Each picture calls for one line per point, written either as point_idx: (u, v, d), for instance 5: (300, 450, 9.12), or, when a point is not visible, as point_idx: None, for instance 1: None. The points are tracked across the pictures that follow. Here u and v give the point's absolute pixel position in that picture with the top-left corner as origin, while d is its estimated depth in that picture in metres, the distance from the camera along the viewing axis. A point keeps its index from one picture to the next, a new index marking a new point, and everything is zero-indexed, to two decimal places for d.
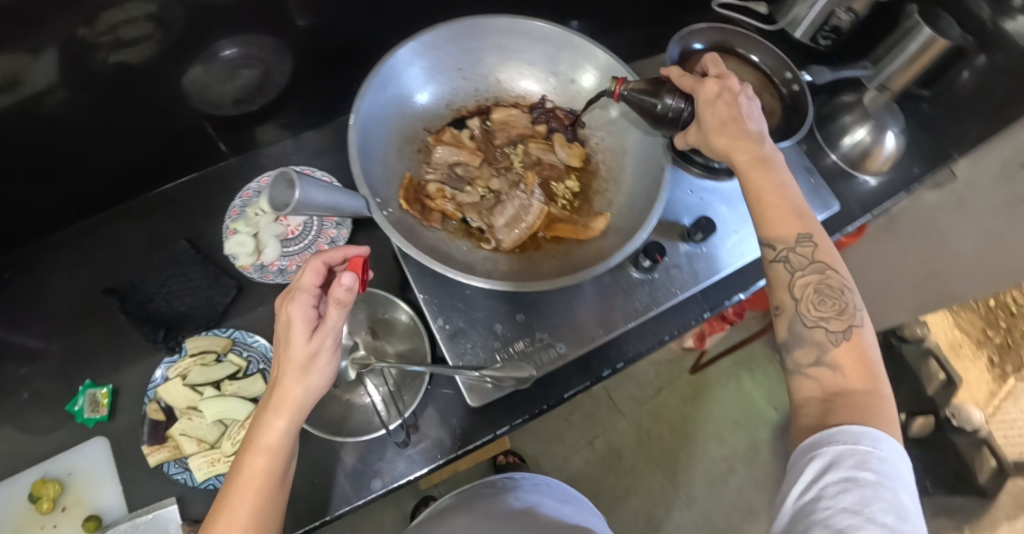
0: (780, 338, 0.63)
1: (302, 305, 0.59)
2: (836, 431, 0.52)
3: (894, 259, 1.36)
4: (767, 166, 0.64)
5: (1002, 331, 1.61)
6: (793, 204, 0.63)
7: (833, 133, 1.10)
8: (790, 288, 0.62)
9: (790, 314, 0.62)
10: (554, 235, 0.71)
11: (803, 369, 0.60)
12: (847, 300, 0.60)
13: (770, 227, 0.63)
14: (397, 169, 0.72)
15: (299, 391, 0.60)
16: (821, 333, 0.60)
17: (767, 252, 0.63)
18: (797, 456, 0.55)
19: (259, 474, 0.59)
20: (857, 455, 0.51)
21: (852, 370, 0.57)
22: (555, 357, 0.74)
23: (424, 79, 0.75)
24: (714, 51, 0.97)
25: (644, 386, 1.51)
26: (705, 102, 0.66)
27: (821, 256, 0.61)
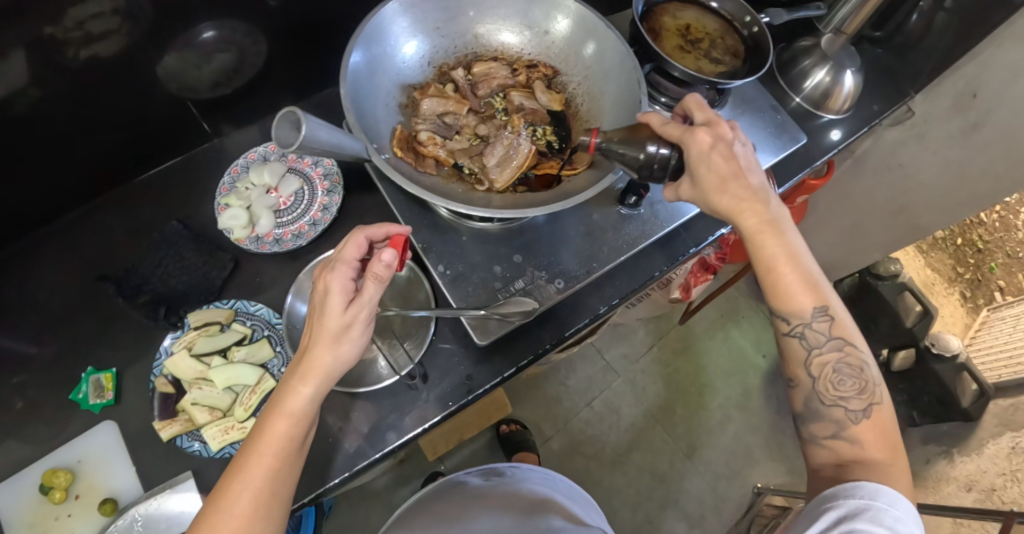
0: (797, 409, 0.67)
1: (342, 275, 0.62)
2: (854, 486, 0.57)
3: (862, 199, 1.42)
4: (778, 235, 0.66)
5: (972, 268, 1.83)
6: (807, 278, 0.66)
7: (796, 78, 1.15)
8: (805, 364, 0.66)
9: (806, 389, 0.66)
10: (543, 173, 0.75)
11: (819, 438, 0.65)
12: (866, 378, 0.64)
13: (788, 302, 0.66)
14: (387, 123, 0.74)
15: (328, 360, 0.62)
16: (840, 411, 0.64)
17: (782, 326, 0.66)
18: (813, 506, 0.59)
19: (279, 438, 0.60)
20: (871, 510, 0.55)
21: (871, 442, 0.61)
22: (554, 292, 0.76)
23: (407, 37, 0.77)
24: (675, 1, 1.01)
25: (636, 346, 1.55)
26: (699, 157, 0.65)
27: (838, 331, 0.65)
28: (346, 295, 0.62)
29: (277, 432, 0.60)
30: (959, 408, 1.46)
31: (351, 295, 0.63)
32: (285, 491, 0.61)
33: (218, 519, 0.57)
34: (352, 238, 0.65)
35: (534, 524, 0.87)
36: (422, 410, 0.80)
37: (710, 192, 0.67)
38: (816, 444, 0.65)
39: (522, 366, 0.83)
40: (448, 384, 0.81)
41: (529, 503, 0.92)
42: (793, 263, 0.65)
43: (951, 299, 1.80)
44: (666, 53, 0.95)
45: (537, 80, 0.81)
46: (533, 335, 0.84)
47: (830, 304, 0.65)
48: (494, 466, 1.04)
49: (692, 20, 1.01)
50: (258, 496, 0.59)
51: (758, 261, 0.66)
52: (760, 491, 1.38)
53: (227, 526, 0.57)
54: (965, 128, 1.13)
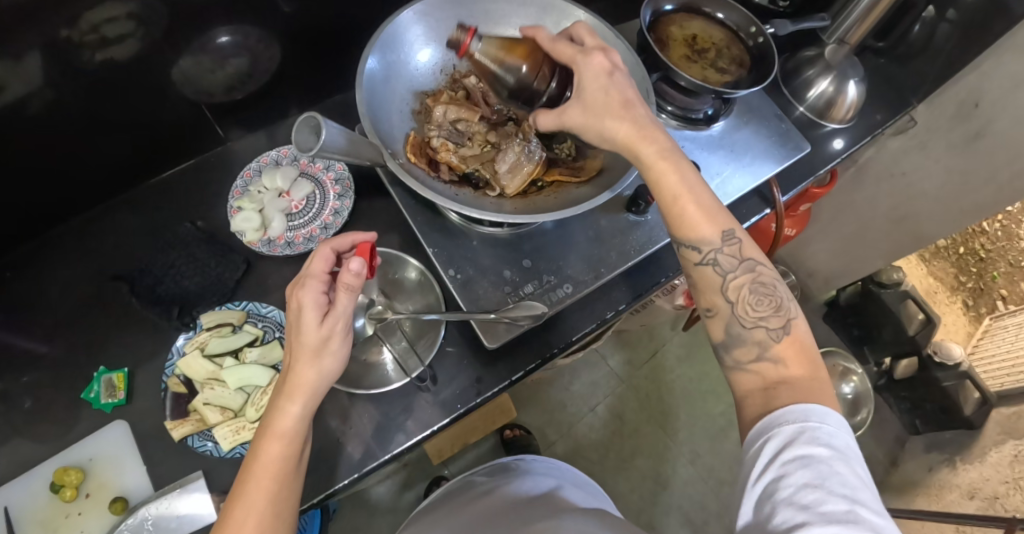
0: (719, 339, 0.66)
1: (313, 291, 0.64)
2: (786, 412, 0.56)
3: (866, 207, 1.43)
4: (673, 163, 0.66)
5: (974, 276, 1.84)
6: (706, 204, 0.66)
7: (799, 88, 1.17)
8: (723, 291, 0.65)
9: (726, 316, 0.65)
10: (553, 181, 0.75)
11: (744, 364, 0.63)
12: (780, 296, 0.64)
13: (691, 231, 0.66)
14: (400, 129, 0.76)
15: (312, 376, 0.64)
16: (761, 332, 0.63)
17: (695, 256, 0.65)
18: (751, 439, 0.58)
19: (274, 459, 0.62)
20: (809, 431, 0.55)
21: (793, 361, 0.61)
22: (563, 297, 0.78)
23: (420, 44, 0.79)
24: (683, 12, 1.03)
25: (640, 352, 1.56)
26: (586, 79, 0.68)
27: (748, 252, 0.65)
28: (320, 308, 0.64)
29: (270, 454, 0.62)
30: (962, 416, 1.48)
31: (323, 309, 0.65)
32: (287, 508, 0.63)
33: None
34: (318, 252, 0.66)
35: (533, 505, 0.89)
36: (431, 411, 0.81)
37: (602, 116, 0.67)
38: (740, 369, 0.63)
39: (529, 370, 0.84)
40: (457, 386, 0.82)
41: (533, 490, 0.95)
42: (693, 191, 0.66)
43: (954, 307, 1.81)
44: (673, 63, 0.96)
45: None
46: (541, 338, 0.85)
47: (734, 228, 0.66)
48: (500, 462, 1.06)
49: (698, 30, 1.02)
50: (263, 519, 0.60)
51: (661, 191, 0.66)
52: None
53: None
54: (969, 137, 1.14)
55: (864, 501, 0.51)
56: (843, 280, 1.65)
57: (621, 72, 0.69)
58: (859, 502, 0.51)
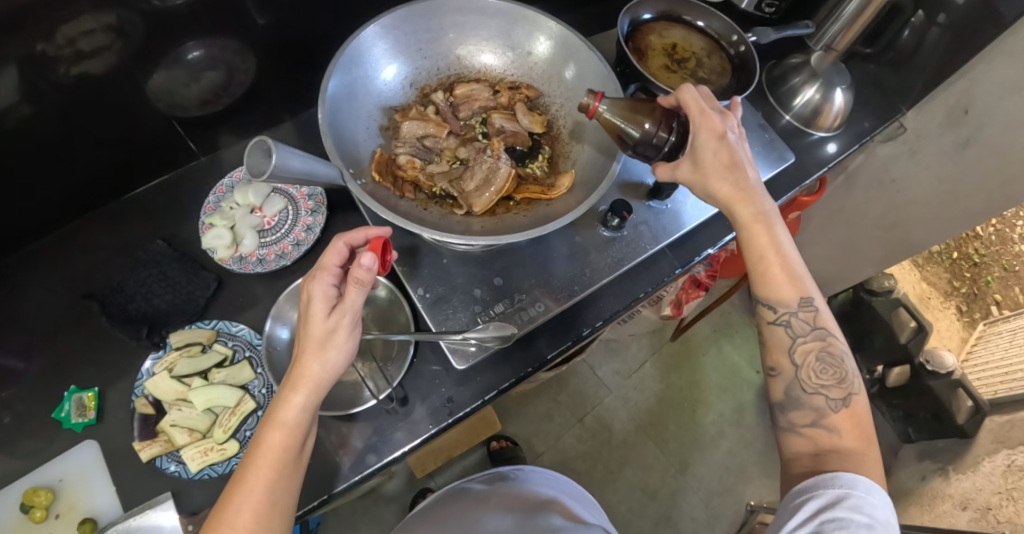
0: (776, 398, 0.68)
1: (323, 282, 0.62)
2: (831, 477, 0.58)
3: (856, 214, 1.41)
4: (768, 227, 0.67)
5: (968, 281, 1.81)
6: (793, 269, 0.67)
7: (786, 95, 1.15)
8: (790, 352, 0.67)
9: (788, 378, 0.67)
10: (523, 197, 0.74)
11: (797, 427, 0.65)
12: (847, 369, 0.65)
13: (771, 290, 0.67)
14: (367, 146, 0.75)
15: (317, 368, 0.61)
16: (820, 399, 0.65)
17: (768, 314, 0.67)
18: (793, 494, 0.60)
19: (275, 449, 0.59)
20: (852, 499, 0.56)
21: (848, 431, 0.63)
22: (535, 316, 0.76)
23: (387, 60, 0.77)
24: (662, 20, 1.01)
25: (629, 361, 1.55)
26: (699, 141, 0.68)
27: (822, 322, 0.66)
28: (329, 301, 0.62)
29: (272, 442, 0.59)
30: (956, 424, 1.45)
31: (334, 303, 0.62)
32: (285, 502, 0.60)
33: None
34: (332, 245, 0.64)
35: (538, 520, 0.87)
36: (403, 432, 0.79)
37: (706, 177, 0.68)
38: (794, 431, 0.65)
39: (504, 388, 0.82)
40: (430, 405, 0.81)
41: (532, 502, 0.93)
42: (780, 254, 0.67)
43: (947, 313, 1.79)
44: (651, 72, 0.94)
45: (519, 102, 0.80)
46: (516, 357, 0.83)
47: (816, 296, 0.67)
48: (498, 471, 1.04)
49: (678, 39, 1.00)
50: (258, 508, 0.58)
51: (750, 248, 0.68)
52: (752, 509, 1.37)
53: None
54: (958, 144, 1.12)
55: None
56: (834, 287, 1.63)
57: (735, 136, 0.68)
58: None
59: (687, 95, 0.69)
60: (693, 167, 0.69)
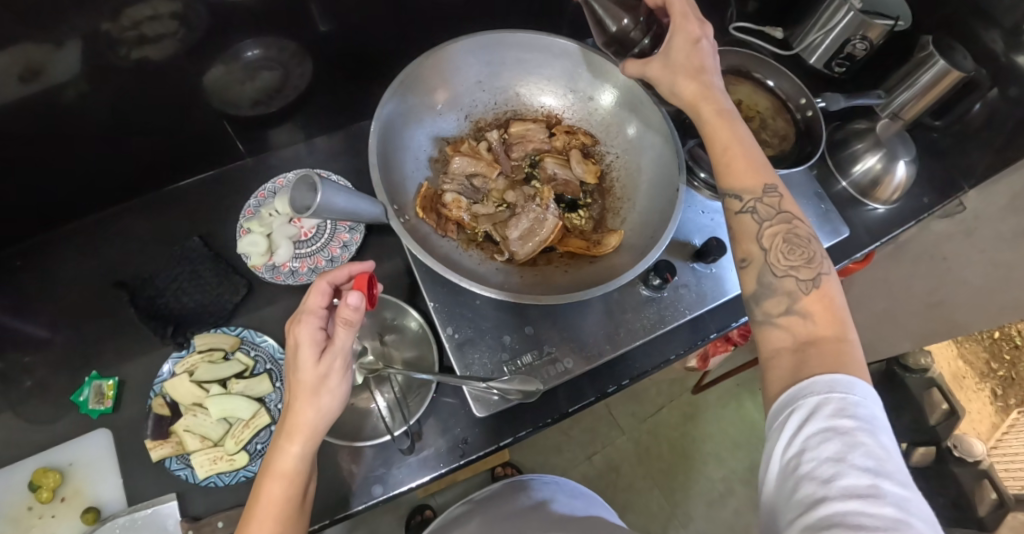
0: (749, 291, 0.64)
1: (309, 327, 0.60)
2: (810, 384, 0.54)
3: (899, 286, 1.35)
4: (731, 124, 0.66)
5: (1006, 365, 1.69)
6: (755, 157, 0.65)
7: (845, 160, 1.11)
8: (758, 239, 0.64)
9: (758, 265, 0.63)
10: (567, 250, 0.72)
11: (773, 318, 0.61)
12: (815, 249, 0.62)
13: (733, 178, 0.65)
14: (414, 179, 0.73)
15: (311, 415, 0.60)
16: (791, 282, 0.61)
17: (734, 203, 0.64)
18: (775, 412, 0.56)
19: (276, 501, 0.59)
20: (834, 403, 0.52)
21: (821, 316, 0.59)
22: (562, 372, 0.74)
23: (445, 91, 0.76)
24: (729, 74, 0.97)
25: (646, 404, 1.51)
26: (673, 39, 0.67)
27: (787, 206, 0.63)
28: (317, 345, 0.60)
29: (271, 493, 0.59)
30: (975, 516, 1.40)
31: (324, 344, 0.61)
32: None
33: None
34: (315, 286, 0.62)
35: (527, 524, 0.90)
36: (412, 467, 0.78)
37: (678, 73, 0.67)
38: (768, 321, 0.61)
39: (520, 436, 0.80)
40: (442, 444, 0.79)
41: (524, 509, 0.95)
42: (743, 144, 0.65)
43: (981, 395, 1.70)
44: None
45: (574, 149, 0.78)
46: (536, 406, 0.81)
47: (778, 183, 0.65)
48: (497, 485, 1.05)
49: (744, 96, 0.96)
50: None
51: (713, 142, 0.66)
52: None
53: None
54: (1019, 231, 1.05)
55: (888, 474, 0.49)
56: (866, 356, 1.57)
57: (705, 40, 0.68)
58: (883, 475, 0.49)
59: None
60: (665, 63, 0.68)
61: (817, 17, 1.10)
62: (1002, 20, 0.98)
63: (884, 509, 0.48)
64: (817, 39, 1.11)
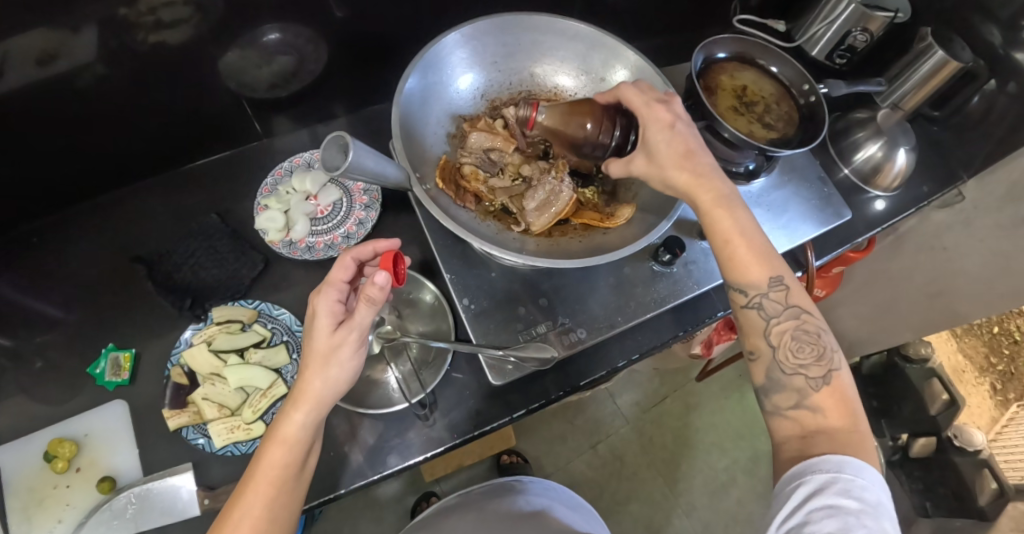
0: (759, 382, 0.66)
1: (329, 298, 0.62)
2: (820, 461, 0.57)
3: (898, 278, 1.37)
4: (731, 214, 0.66)
5: (1005, 359, 1.68)
6: (761, 249, 0.66)
7: (847, 149, 1.13)
8: (765, 334, 0.66)
9: (768, 361, 0.65)
10: (581, 223, 0.74)
11: (782, 409, 0.64)
12: (824, 344, 0.64)
13: (739, 274, 0.66)
14: (432, 153, 0.76)
15: (319, 385, 0.61)
16: (800, 379, 0.63)
17: (740, 299, 0.66)
18: (784, 482, 0.59)
19: (275, 467, 0.60)
20: (840, 483, 0.55)
21: (832, 410, 0.61)
22: (575, 341, 0.76)
23: (463, 69, 0.78)
24: (735, 61, 0.99)
25: (648, 394, 1.53)
26: (653, 134, 0.68)
27: (795, 300, 0.65)
28: (334, 316, 0.62)
29: (272, 458, 0.60)
30: (976, 505, 1.42)
31: (341, 318, 0.63)
32: (284, 517, 0.61)
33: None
34: (340, 260, 0.63)
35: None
36: (427, 439, 0.79)
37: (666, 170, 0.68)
38: (781, 416, 0.64)
39: (533, 408, 0.81)
40: (456, 416, 0.81)
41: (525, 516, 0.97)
42: (746, 237, 0.66)
43: (980, 389, 1.71)
44: (717, 112, 0.92)
45: None
46: (549, 379, 0.82)
47: (785, 274, 0.66)
48: (497, 482, 1.05)
49: (749, 82, 0.97)
50: (260, 524, 0.59)
51: (713, 235, 0.67)
52: None
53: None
54: (1016, 220, 1.08)
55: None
56: (866, 349, 1.59)
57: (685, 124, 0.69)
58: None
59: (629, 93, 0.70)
60: (648, 159, 0.69)
61: (818, 9, 1.12)
62: (999, 13, 1.00)
63: None
64: (819, 31, 1.13)
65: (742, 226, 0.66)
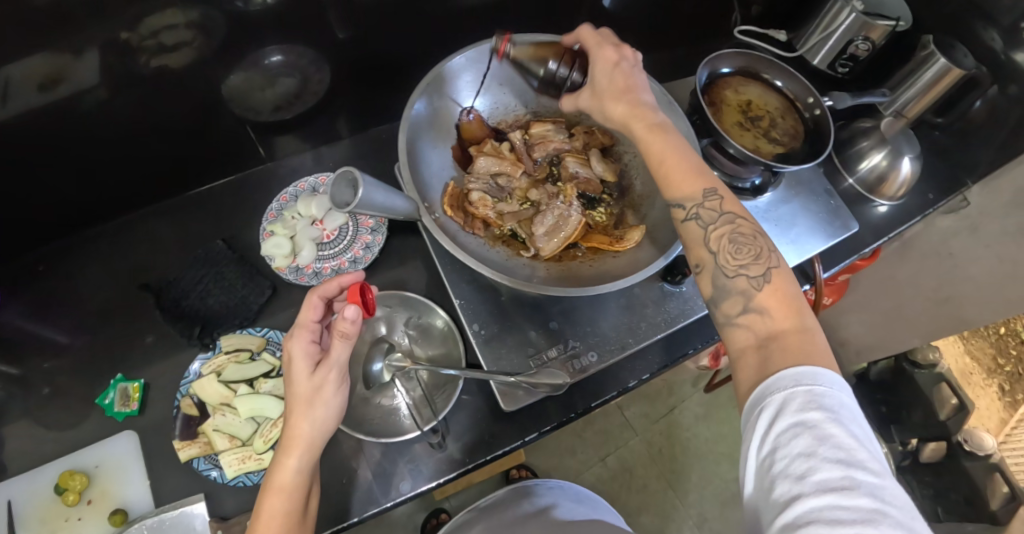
0: (705, 295, 0.64)
1: (303, 341, 0.64)
2: (776, 380, 0.54)
3: (905, 284, 1.36)
4: (665, 133, 0.67)
5: (1013, 360, 1.66)
6: (692, 165, 0.66)
7: (851, 158, 1.12)
8: (706, 244, 0.64)
9: (710, 268, 0.64)
10: (590, 246, 0.74)
11: (732, 318, 0.60)
12: (761, 244, 0.62)
13: (675, 189, 0.66)
14: (440, 179, 0.76)
15: (306, 426, 0.61)
16: (743, 281, 0.61)
17: (679, 212, 0.65)
18: (747, 410, 0.55)
19: (275, 517, 0.59)
20: (801, 397, 0.52)
21: (777, 310, 0.59)
22: (588, 364, 0.75)
23: (469, 92, 0.79)
24: (739, 75, 0.98)
25: (657, 406, 1.52)
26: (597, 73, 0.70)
27: (728, 207, 0.64)
28: (312, 358, 0.63)
29: (269, 510, 0.59)
30: (987, 510, 1.41)
31: (318, 359, 0.64)
32: None
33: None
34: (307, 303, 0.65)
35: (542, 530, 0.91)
36: (439, 463, 0.79)
37: (605, 104, 0.70)
38: (729, 324, 0.61)
39: (544, 431, 0.81)
40: (468, 440, 0.80)
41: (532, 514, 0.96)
42: (679, 155, 0.66)
43: (988, 392, 1.70)
44: (723, 128, 0.92)
45: (594, 149, 0.80)
46: (560, 400, 0.82)
47: (717, 185, 0.65)
48: (500, 492, 1.05)
49: (754, 96, 0.97)
50: None
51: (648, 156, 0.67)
52: None
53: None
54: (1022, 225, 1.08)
55: (860, 463, 0.49)
56: (872, 356, 1.58)
57: (631, 62, 0.70)
58: (855, 465, 0.49)
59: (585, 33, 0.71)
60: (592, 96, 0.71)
61: (817, 19, 1.12)
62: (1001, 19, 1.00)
63: (859, 500, 0.47)
64: (818, 41, 1.13)
65: (674, 147, 0.67)
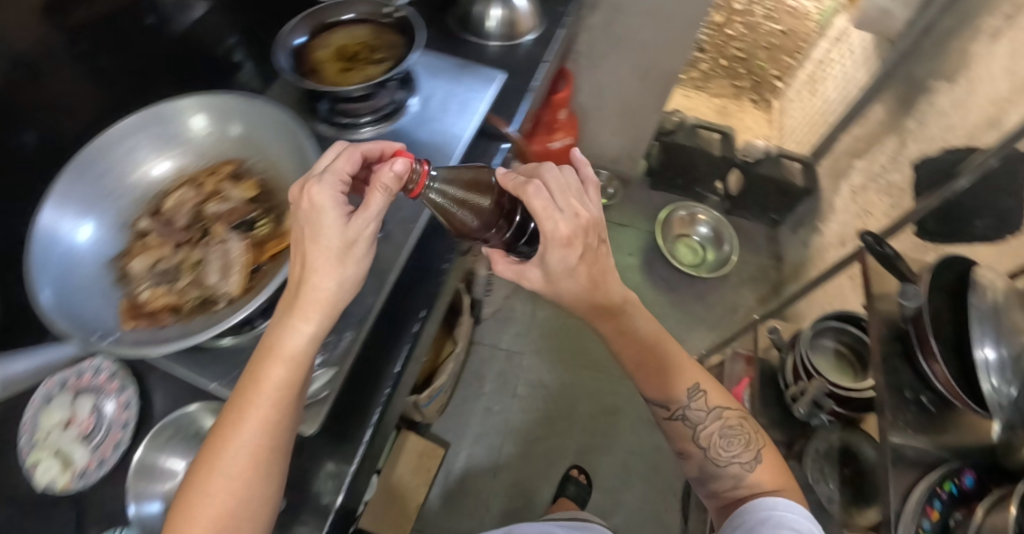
0: (698, 474, 0.87)
1: (332, 188, 0.65)
2: (762, 503, 0.78)
3: (614, 82, 1.53)
4: (638, 348, 0.84)
5: (747, 76, 1.89)
6: (669, 372, 0.85)
7: (479, 26, 1.23)
8: (696, 439, 0.85)
9: (702, 459, 0.86)
10: (269, 254, 0.79)
11: (720, 493, 0.85)
12: (748, 435, 0.85)
13: (659, 391, 0.85)
14: (108, 307, 0.71)
15: (327, 286, 0.65)
16: (735, 467, 0.83)
17: (665, 413, 0.85)
18: (737, 521, 0.78)
19: (274, 382, 0.65)
20: (779, 518, 0.75)
21: (764, 480, 0.82)
22: (349, 344, 0.76)
23: (78, 222, 0.75)
24: (318, 34, 1.01)
25: (524, 318, 1.60)
26: (549, 256, 0.72)
27: (714, 402, 0.85)
28: (342, 209, 0.65)
29: (274, 377, 0.64)
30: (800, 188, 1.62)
31: (348, 211, 0.65)
32: (279, 442, 0.66)
33: (220, 473, 0.63)
34: (343, 156, 0.67)
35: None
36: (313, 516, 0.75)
37: (557, 287, 0.77)
38: (722, 498, 0.84)
39: (375, 422, 0.81)
40: (320, 482, 0.77)
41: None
42: (650, 365, 0.84)
43: (747, 110, 1.93)
44: (331, 82, 0.96)
45: (220, 183, 0.84)
46: (366, 387, 0.83)
47: (699, 386, 0.86)
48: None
49: (344, 40, 1.02)
50: (257, 442, 0.64)
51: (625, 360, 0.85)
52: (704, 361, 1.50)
53: (226, 483, 0.63)
54: None
55: None
56: (640, 150, 1.71)
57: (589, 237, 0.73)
58: None
59: (536, 205, 0.69)
60: (544, 277, 0.76)
61: None
62: None
63: None
64: None
65: (642, 360, 0.84)
